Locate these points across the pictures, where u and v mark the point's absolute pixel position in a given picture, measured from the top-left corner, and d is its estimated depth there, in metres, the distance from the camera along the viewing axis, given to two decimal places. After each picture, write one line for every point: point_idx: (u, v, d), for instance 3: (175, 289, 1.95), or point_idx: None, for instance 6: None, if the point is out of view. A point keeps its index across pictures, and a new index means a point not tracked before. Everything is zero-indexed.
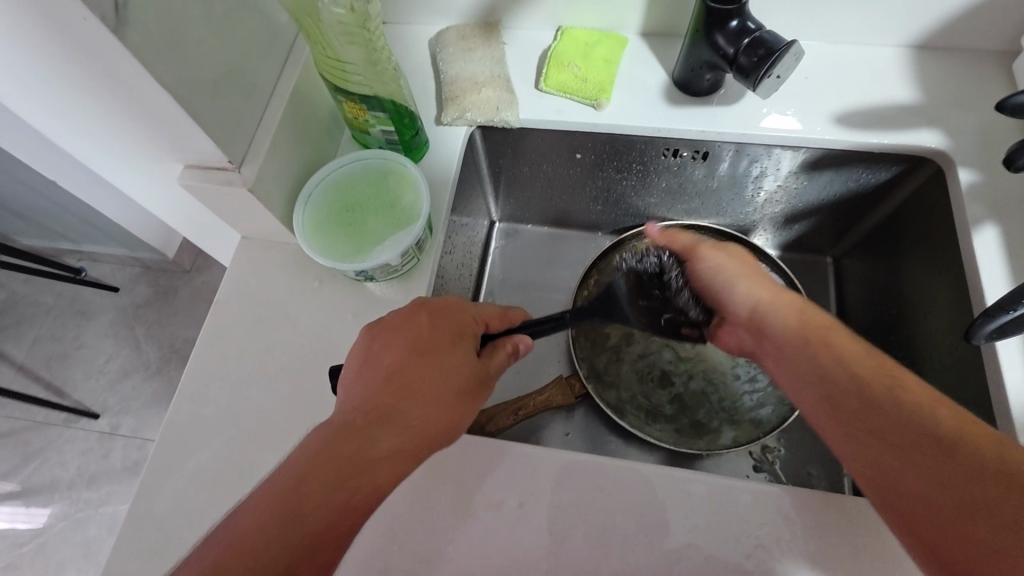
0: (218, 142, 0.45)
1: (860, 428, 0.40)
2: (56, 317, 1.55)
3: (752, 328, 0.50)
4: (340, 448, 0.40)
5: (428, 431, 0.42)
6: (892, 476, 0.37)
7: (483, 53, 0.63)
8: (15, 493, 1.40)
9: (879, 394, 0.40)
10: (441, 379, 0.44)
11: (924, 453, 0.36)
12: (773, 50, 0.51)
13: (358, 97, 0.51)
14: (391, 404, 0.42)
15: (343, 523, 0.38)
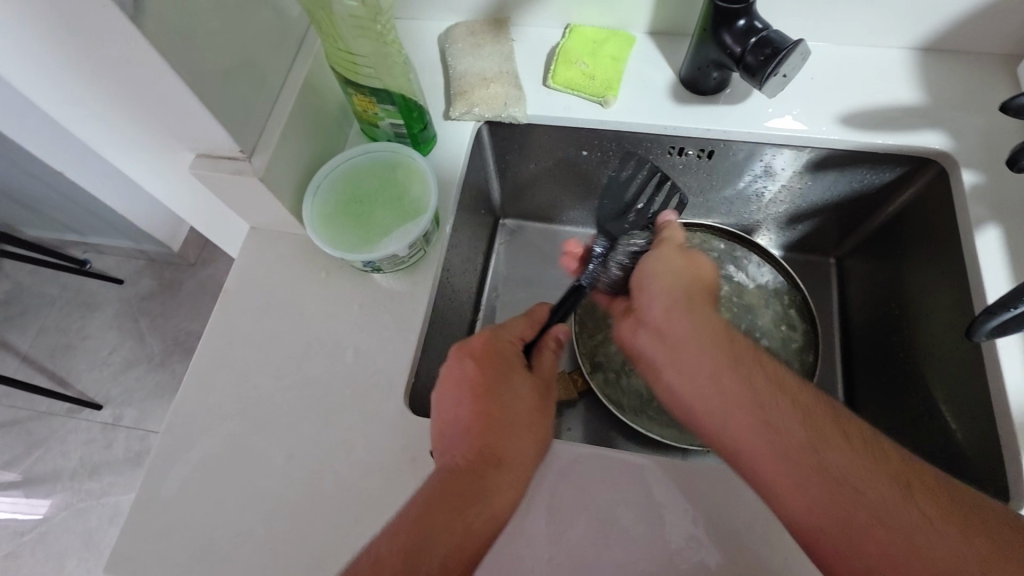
0: (230, 131, 0.45)
1: (815, 483, 0.39)
2: (61, 307, 1.56)
3: (663, 354, 0.45)
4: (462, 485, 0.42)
5: (530, 447, 0.45)
6: (843, 534, 0.38)
7: (492, 49, 0.63)
8: (17, 482, 1.41)
9: (828, 449, 0.39)
10: (523, 401, 0.47)
11: (864, 510, 0.38)
12: (779, 50, 0.51)
13: (367, 90, 0.51)
14: (487, 440, 0.44)
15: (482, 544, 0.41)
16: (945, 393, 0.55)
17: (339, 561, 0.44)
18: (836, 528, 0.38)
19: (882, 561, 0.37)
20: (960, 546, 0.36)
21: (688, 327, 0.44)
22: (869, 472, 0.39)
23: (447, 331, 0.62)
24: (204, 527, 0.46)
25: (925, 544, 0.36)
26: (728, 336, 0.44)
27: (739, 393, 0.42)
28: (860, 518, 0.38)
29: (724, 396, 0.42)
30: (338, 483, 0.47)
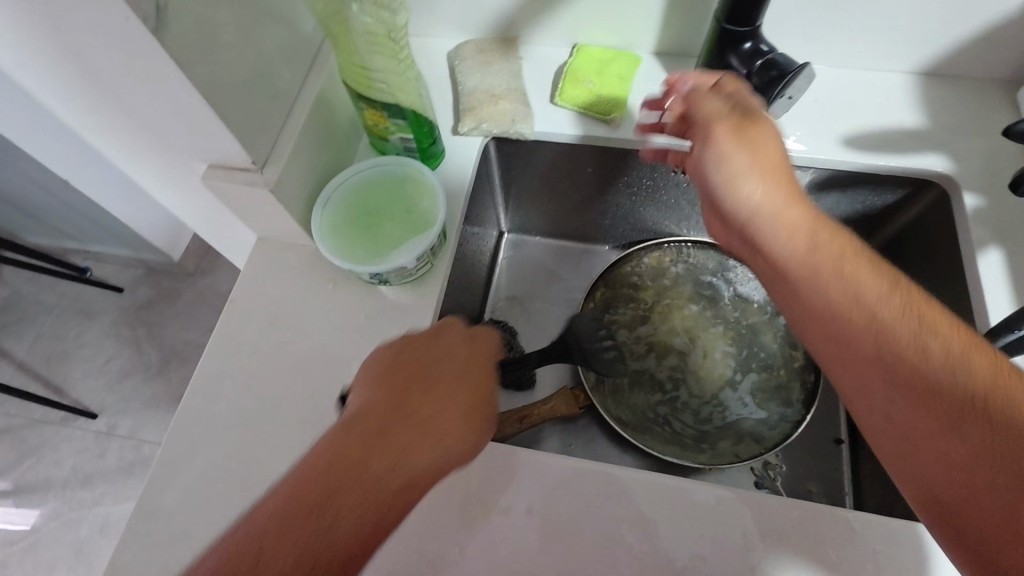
0: (243, 143, 0.46)
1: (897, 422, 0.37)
2: (59, 315, 1.56)
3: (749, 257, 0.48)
4: (316, 486, 0.37)
5: (395, 454, 0.39)
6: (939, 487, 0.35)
7: (501, 66, 0.64)
8: (7, 491, 1.39)
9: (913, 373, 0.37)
10: (420, 440, 0.40)
11: (922, 420, 0.36)
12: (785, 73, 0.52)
13: (379, 105, 0.52)
14: (359, 455, 0.38)
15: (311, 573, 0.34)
16: None
17: None
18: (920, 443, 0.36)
19: (957, 483, 0.34)
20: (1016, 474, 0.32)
21: (760, 174, 0.46)
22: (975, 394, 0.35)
23: None
24: (206, 539, 0.46)
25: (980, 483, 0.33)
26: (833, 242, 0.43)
27: (832, 300, 0.41)
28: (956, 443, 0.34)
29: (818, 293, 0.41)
30: None
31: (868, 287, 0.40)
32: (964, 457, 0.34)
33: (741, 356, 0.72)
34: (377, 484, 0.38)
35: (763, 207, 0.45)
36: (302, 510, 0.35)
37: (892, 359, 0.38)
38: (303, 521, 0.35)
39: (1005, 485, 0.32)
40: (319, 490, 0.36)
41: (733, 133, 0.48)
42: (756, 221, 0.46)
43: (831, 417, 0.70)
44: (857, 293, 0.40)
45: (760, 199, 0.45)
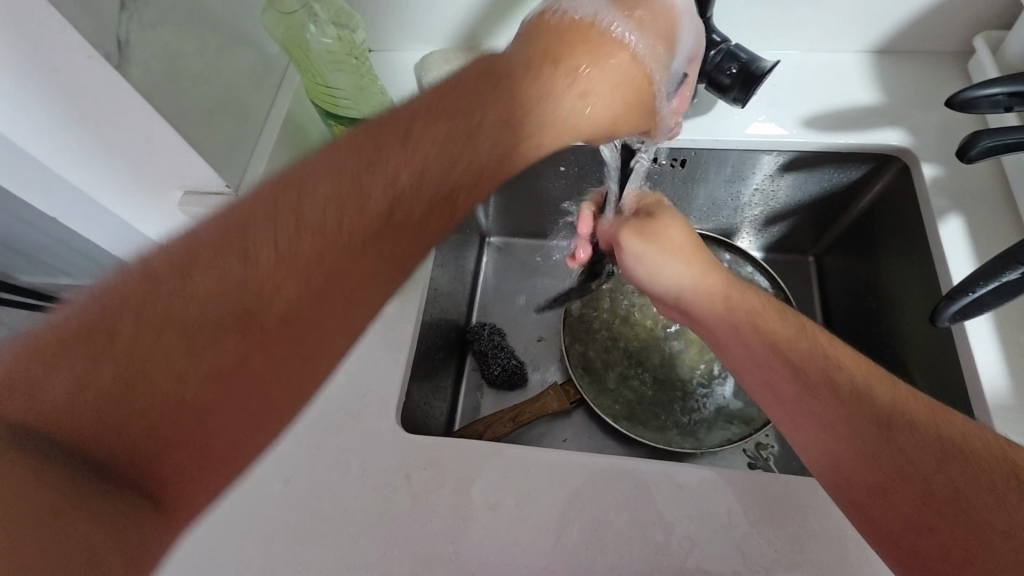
0: (215, 167, 0.47)
1: (819, 445, 0.39)
2: None
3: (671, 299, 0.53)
4: (271, 204, 0.36)
5: (362, 201, 0.38)
6: (868, 494, 0.37)
7: None
8: None
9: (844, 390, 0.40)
10: (406, 159, 0.39)
11: (853, 440, 0.38)
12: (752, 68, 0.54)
13: (346, 120, 0.53)
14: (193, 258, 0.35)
15: (257, 328, 0.35)
16: (925, 380, 0.57)
17: None
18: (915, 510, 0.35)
19: (886, 497, 0.36)
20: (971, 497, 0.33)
21: (690, 265, 0.50)
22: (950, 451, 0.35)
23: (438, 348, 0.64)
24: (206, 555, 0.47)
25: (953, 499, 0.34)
26: (786, 325, 0.45)
27: (781, 369, 0.43)
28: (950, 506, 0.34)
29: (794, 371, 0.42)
30: (335, 504, 0.48)
31: (812, 359, 0.42)
32: (898, 475, 0.36)
33: None
34: (371, 208, 0.38)
35: (685, 288, 0.50)
36: (247, 222, 0.35)
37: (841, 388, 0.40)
38: (247, 232, 0.35)
39: (940, 500, 0.34)
40: (268, 207, 0.36)
41: (652, 246, 0.53)
42: (688, 307, 0.51)
43: None
44: (784, 349, 0.43)
45: (677, 281, 0.51)
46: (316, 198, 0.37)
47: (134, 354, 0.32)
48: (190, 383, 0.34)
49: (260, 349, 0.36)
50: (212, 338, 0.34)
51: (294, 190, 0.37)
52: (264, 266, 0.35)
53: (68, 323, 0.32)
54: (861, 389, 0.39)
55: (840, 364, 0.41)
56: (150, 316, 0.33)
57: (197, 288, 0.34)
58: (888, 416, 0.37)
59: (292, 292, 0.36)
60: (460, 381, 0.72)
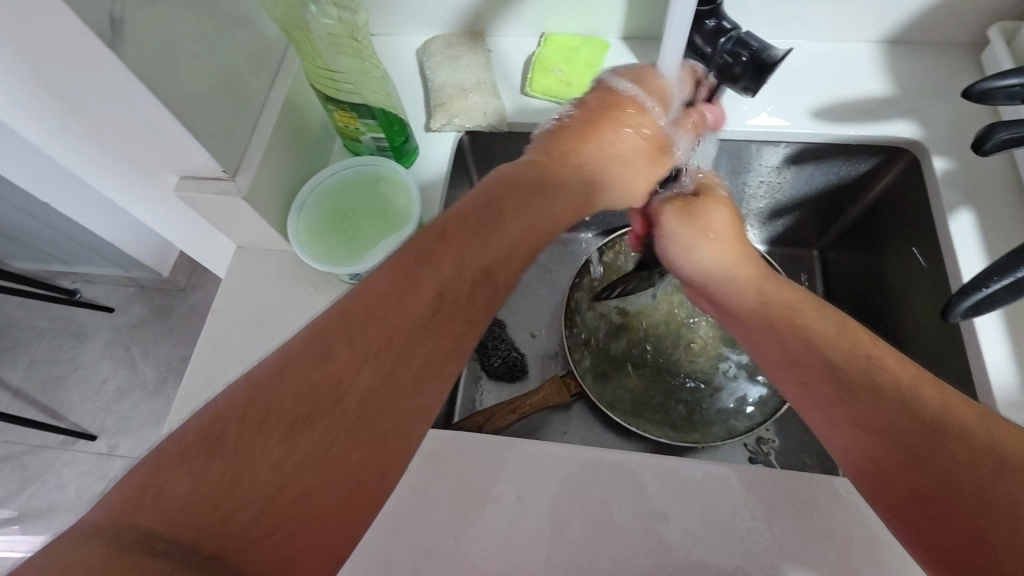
0: (212, 152, 0.46)
1: (845, 435, 0.39)
2: (52, 338, 1.56)
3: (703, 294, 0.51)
4: (394, 287, 0.38)
5: (455, 273, 0.39)
6: (891, 486, 0.36)
7: (470, 60, 0.64)
8: (14, 518, 1.40)
9: (873, 385, 0.39)
10: (497, 235, 0.41)
11: (876, 434, 0.37)
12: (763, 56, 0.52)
13: (347, 106, 0.52)
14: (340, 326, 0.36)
15: (366, 415, 0.36)
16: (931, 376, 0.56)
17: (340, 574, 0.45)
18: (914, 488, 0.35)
19: (907, 487, 0.36)
20: (999, 491, 0.33)
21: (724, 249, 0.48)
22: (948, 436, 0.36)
23: None
24: None
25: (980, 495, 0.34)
26: (815, 313, 0.44)
27: (796, 345, 0.42)
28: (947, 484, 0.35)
29: (808, 356, 0.42)
30: None
31: (834, 342, 0.41)
32: (920, 468, 0.35)
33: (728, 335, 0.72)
34: (472, 268, 0.40)
35: (715, 269, 0.48)
36: (360, 313, 0.37)
37: (870, 383, 0.39)
38: (367, 318, 0.37)
39: (965, 498, 0.34)
40: (385, 299, 0.37)
41: (690, 226, 0.50)
42: (708, 284, 0.49)
43: None
44: (810, 337, 0.42)
45: (717, 262, 0.48)
46: (416, 279, 0.38)
47: (265, 448, 0.33)
48: (285, 466, 0.33)
49: (358, 430, 0.35)
50: (323, 419, 0.34)
51: (409, 271, 0.38)
52: (378, 352, 0.36)
53: (204, 426, 0.33)
54: (883, 383, 0.39)
55: (843, 346, 0.41)
56: (265, 406, 0.34)
57: (312, 391, 0.35)
58: (884, 399, 0.38)
59: (403, 361, 0.37)
60: (460, 372, 0.72)
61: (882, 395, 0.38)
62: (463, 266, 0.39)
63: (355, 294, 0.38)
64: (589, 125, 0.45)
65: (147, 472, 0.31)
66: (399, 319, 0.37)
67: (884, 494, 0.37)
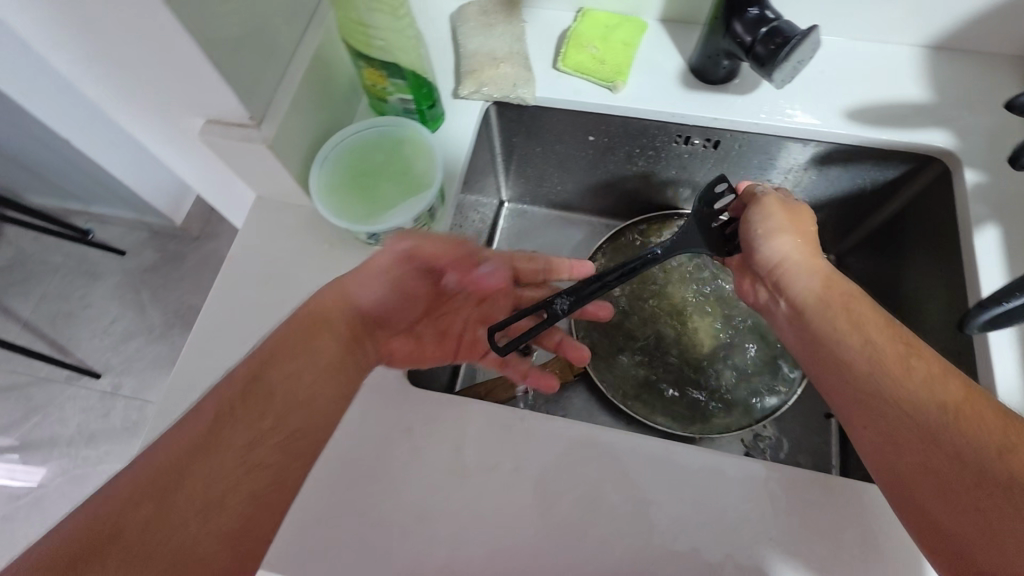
0: (241, 98, 0.46)
1: (880, 431, 0.40)
2: (64, 275, 1.58)
3: (791, 277, 0.49)
4: (288, 349, 0.44)
5: (336, 312, 0.47)
6: (917, 485, 0.38)
7: (504, 28, 0.63)
8: (14, 447, 1.43)
9: (897, 393, 0.40)
10: (368, 283, 0.48)
11: (905, 445, 0.39)
12: (790, 38, 0.49)
13: (378, 63, 0.51)
14: (258, 378, 0.43)
15: (272, 444, 0.42)
16: None
17: (336, 524, 0.46)
18: (911, 489, 0.38)
19: (946, 484, 0.37)
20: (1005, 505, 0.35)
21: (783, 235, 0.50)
22: (942, 429, 0.38)
23: None
24: None
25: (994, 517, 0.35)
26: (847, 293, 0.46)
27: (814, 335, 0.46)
28: (931, 471, 0.38)
29: (851, 353, 0.43)
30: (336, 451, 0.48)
31: (862, 346, 0.43)
32: (947, 481, 0.37)
33: (737, 332, 0.72)
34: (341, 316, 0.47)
35: (794, 257, 0.49)
36: (247, 375, 0.43)
37: (887, 391, 0.41)
38: (257, 371, 0.43)
39: (975, 496, 0.36)
40: (294, 349, 0.45)
41: (785, 213, 0.51)
42: (803, 289, 0.48)
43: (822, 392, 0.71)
44: (858, 321, 0.44)
45: (778, 253, 0.50)
46: (319, 326, 0.46)
47: (195, 477, 0.39)
48: (231, 479, 0.40)
49: (280, 456, 0.42)
50: (258, 459, 0.41)
51: (296, 342, 0.45)
52: (257, 415, 0.42)
53: (105, 507, 0.37)
54: (898, 380, 0.41)
55: (878, 346, 0.43)
56: (172, 466, 0.39)
57: (225, 438, 0.40)
58: (907, 397, 0.40)
59: (301, 409, 0.43)
60: None
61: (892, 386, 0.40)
62: (344, 302, 0.47)
63: (262, 349, 0.44)
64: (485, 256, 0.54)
65: (75, 541, 0.36)
66: (302, 378, 0.44)
67: (883, 460, 0.40)
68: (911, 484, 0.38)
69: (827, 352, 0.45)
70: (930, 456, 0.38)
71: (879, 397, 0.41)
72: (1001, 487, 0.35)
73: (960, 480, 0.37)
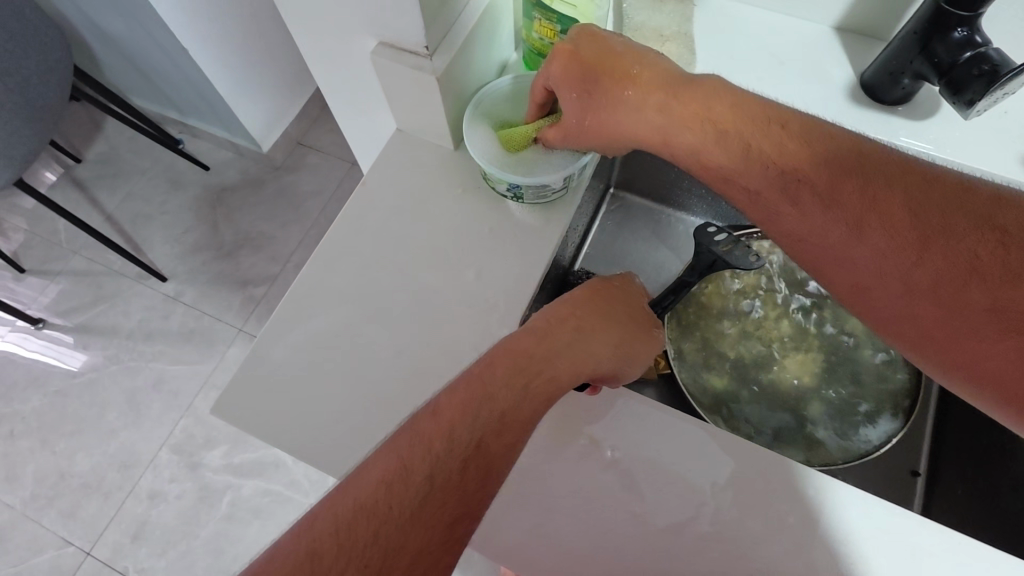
0: (425, 25, 0.45)
1: (840, 245, 0.41)
2: (151, 178, 1.65)
3: (655, 126, 0.46)
4: (478, 384, 0.41)
5: (579, 364, 0.44)
6: (928, 331, 0.39)
7: (674, 8, 0.61)
8: (77, 329, 1.51)
9: (857, 190, 0.40)
10: (596, 335, 0.46)
11: (888, 257, 0.39)
12: (999, 70, 0.47)
13: (556, 16, 0.50)
14: (439, 440, 0.38)
15: (475, 466, 0.38)
16: None
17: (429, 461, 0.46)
18: (867, 298, 0.41)
19: (944, 321, 0.38)
20: (981, 316, 0.37)
21: (560, 57, 0.46)
22: (862, 227, 0.40)
23: (549, 276, 0.63)
24: (302, 399, 0.48)
25: (977, 333, 0.37)
26: (720, 106, 0.45)
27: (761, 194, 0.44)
28: (858, 265, 0.41)
29: (774, 214, 0.44)
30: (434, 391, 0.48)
31: (747, 168, 0.44)
32: (913, 261, 0.39)
33: (832, 366, 0.69)
34: (562, 384, 0.43)
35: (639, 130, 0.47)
36: (453, 412, 0.39)
37: (836, 205, 0.41)
38: (476, 403, 0.39)
39: (961, 316, 0.37)
40: (479, 384, 0.40)
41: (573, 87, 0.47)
42: (672, 147, 0.47)
43: (912, 447, 0.67)
44: (785, 172, 0.42)
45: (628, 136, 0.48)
46: (557, 378, 0.43)
47: (397, 514, 0.35)
48: (394, 556, 0.34)
49: (483, 479, 0.39)
50: (448, 496, 0.37)
51: (497, 379, 0.41)
52: (465, 442, 0.38)
53: (324, 523, 0.34)
54: (836, 193, 0.41)
55: (746, 171, 0.44)
56: (376, 495, 0.35)
57: (420, 468, 0.37)
58: (874, 220, 0.40)
59: (489, 435, 0.39)
60: None
61: (795, 207, 0.42)
62: (573, 346, 0.45)
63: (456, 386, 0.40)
64: (635, 323, 0.49)
65: (290, 564, 0.33)
66: (497, 409, 0.40)
67: (885, 273, 0.40)
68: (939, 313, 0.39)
69: (755, 163, 0.43)
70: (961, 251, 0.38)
71: (842, 252, 0.41)
72: (932, 241, 0.38)
73: (940, 284, 0.38)
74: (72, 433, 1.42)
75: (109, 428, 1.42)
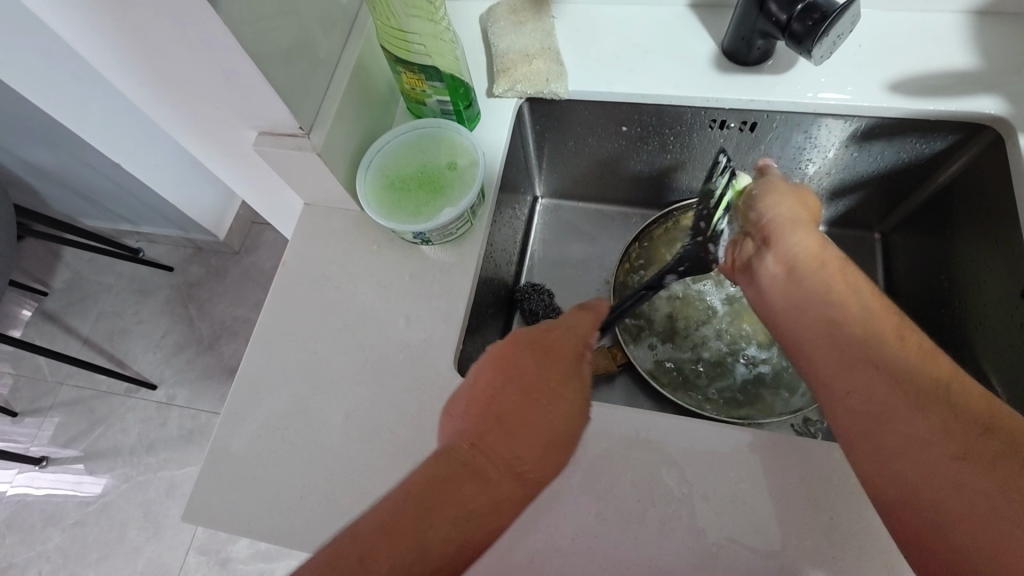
0: (292, 109, 0.48)
1: (826, 352, 0.43)
2: (118, 293, 1.66)
3: (767, 202, 0.54)
4: (403, 520, 0.35)
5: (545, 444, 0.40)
6: (907, 490, 0.35)
7: (534, 26, 0.64)
8: (81, 457, 1.51)
9: (890, 368, 0.39)
10: (558, 390, 0.42)
11: (890, 390, 0.39)
12: (828, 13, 0.49)
13: (416, 67, 0.53)
14: (397, 539, 0.35)
15: None
16: (1006, 363, 0.55)
17: None
18: (847, 416, 0.40)
19: (910, 449, 0.36)
20: (947, 444, 0.35)
21: (784, 200, 0.53)
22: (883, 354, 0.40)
23: (488, 302, 0.64)
24: (268, 481, 0.50)
25: (939, 456, 0.35)
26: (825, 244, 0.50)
27: (800, 280, 0.48)
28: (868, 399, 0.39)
29: (803, 293, 0.47)
30: (393, 441, 0.50)
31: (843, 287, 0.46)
32: (930, 395, 0.37)
33: None
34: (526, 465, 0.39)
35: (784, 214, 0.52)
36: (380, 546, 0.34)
37: (874, 352, 0.41)
38: (398, 542, 0.35)
39: (933, 431, 0.36)
40: (409, 523, 0.35)
41: (781, 200, 0.54)
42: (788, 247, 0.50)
43: None
44: (845, 312, 0.44)
45: (768, 209, 0.53)
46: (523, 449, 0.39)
47: None
48: None
49: None
50: None
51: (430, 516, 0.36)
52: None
53: None
54: (887, 345, 0.41)
55: (840, 299, 0.45)
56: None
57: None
58: (924, 385, 0.38)
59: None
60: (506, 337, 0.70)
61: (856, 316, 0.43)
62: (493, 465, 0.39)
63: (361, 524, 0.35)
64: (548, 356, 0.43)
65: None
66: (431, 548, 0.35)
67: (868, 389, 0.39)
68: (883, 423, 0.38)
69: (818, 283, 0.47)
70: (890, 415, 0.38)
71: (869, 366, 0.40)
72: (964, 411, 0.36)
73: (936, 416, 0.36)
74: (98, 561, 1.42)
75: (132, 546, 1.42)
